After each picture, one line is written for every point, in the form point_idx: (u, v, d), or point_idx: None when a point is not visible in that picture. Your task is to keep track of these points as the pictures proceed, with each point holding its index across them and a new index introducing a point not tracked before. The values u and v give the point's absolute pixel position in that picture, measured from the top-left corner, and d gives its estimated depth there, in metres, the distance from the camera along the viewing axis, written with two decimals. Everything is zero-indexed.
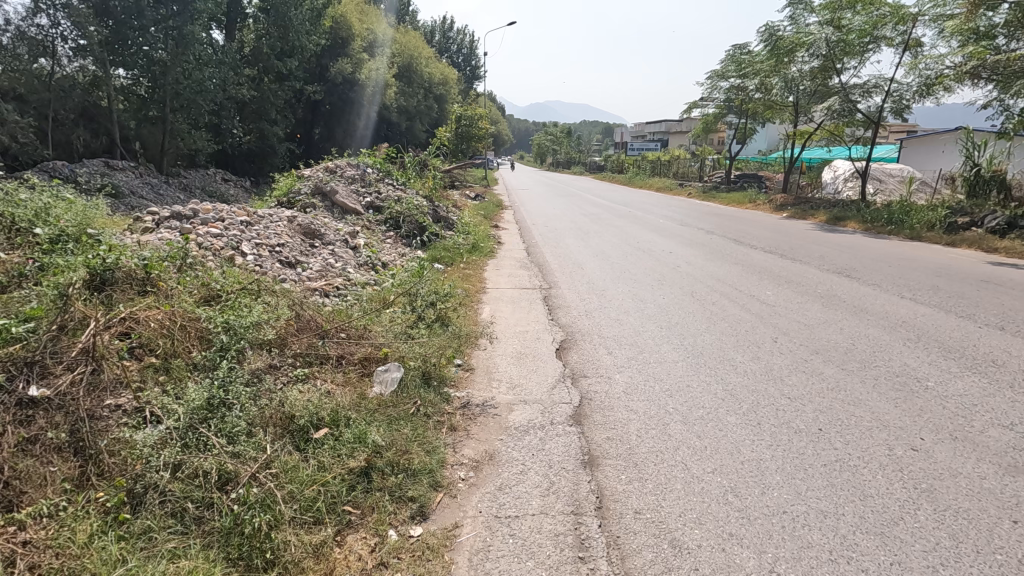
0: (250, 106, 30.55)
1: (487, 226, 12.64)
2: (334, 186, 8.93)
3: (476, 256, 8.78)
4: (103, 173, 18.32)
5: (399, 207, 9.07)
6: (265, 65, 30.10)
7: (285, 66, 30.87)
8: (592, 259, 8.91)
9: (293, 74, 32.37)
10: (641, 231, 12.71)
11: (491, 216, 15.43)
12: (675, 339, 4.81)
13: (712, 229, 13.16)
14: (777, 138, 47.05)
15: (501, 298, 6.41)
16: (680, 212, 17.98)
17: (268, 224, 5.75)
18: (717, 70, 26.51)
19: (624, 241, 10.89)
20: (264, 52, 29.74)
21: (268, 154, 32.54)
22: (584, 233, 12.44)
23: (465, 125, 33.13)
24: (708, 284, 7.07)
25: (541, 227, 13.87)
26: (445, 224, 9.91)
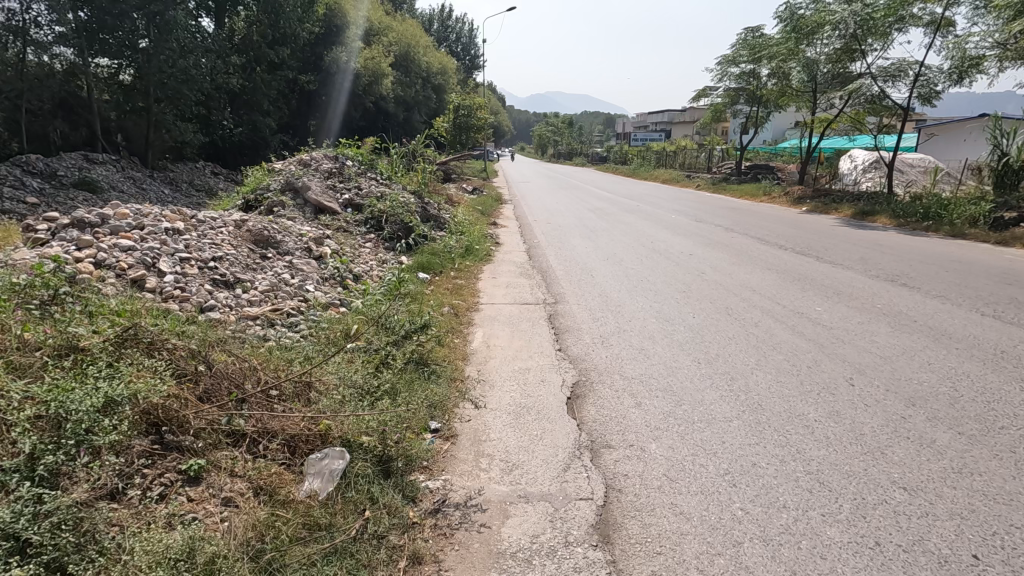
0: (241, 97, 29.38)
1: (484, 224, 11.51)
2: (308, 181, 7.84)
3: (468, 261, 7.68)
4: (80, 167, 17.23)
5: (382, 205, 7.95)
6: (256, 53, 28.93)
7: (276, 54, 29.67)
8: (601, 264, 7.82)
9: (286, 63, 31.20)
10: (653, 228, 11.57)
11: (489, 212, 14.31)
12: (720, 382, 3.73)
13: (731, 226, 12.02)
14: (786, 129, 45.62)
15: (495, 317, 5.30)
16: (691, 206, 16.82)
17: (207, 231, 4.66)
18: (727, 55, 25.26)
19: (636, 241, 9.78)
20: (255, 40, 28.60)
21: (259, 146, 31.32)
22: (590, 231, 11.34)
23: (463, 115, 31.88)
24: (742, 296, 5.96)
25: (542, 224, 12.74)
26: (436, 223, 8.79)
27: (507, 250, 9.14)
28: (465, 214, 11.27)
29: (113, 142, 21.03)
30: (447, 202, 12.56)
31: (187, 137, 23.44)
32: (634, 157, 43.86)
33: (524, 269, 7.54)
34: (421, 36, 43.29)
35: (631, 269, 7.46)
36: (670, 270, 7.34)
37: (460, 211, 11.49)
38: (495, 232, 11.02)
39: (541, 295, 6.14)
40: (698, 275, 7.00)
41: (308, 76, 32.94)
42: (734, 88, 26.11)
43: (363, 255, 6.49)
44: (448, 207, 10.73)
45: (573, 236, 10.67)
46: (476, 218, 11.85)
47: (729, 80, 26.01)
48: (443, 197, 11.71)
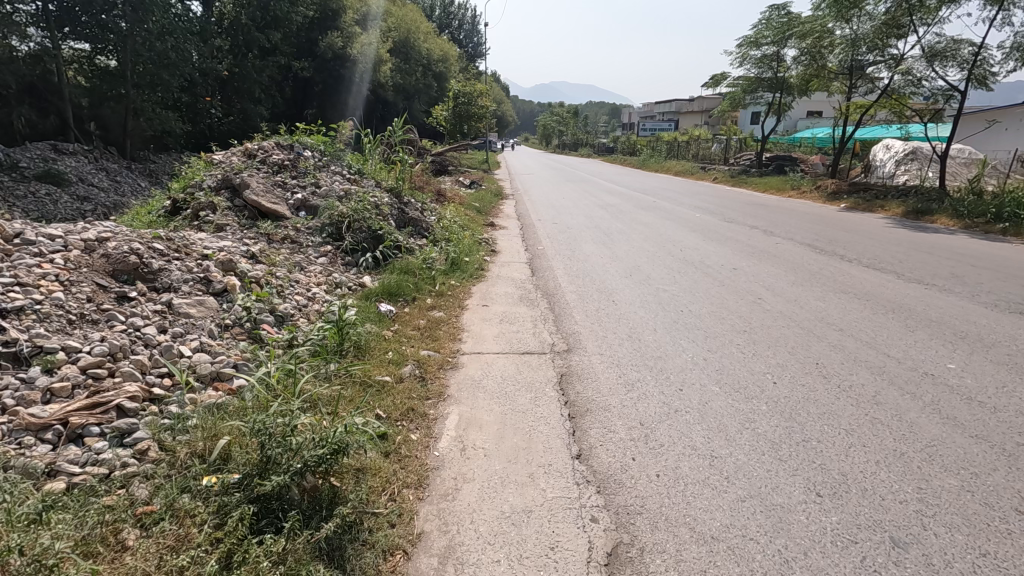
0: (231, 83, 27.69)
1: (477, 225, 9.80)
2: (249, 175, 6.15)
3: (452, 279, 6.02)
4: (46, 157, 15.54)
5: (345, 207, 6.27)
6: (245, 38, 27.30)
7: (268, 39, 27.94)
8: (622, 283, 6.14)
9: (278, 48, 29.43)
10: (678, 230, 9.82)
11: (487, 209, 12.57)
12: (881, 561, 2.04)
13: (765, 226, 10.31)
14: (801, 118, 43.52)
15: (481, 380, 3.62)
16: (713, 202, 15.08)
17: (23, 261, 3.00)
18: (748, 36, 23.29)
19: (661, 248, 8.10)
20: (243, 24, 27.00)
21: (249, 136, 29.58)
22: (601, 232, 9.66)
23: (463, 103, 30.05)
24: (829, 341, 4.25)
25: (546, 223, 11.06)
26: (416, 228, 7.09)
27: (503, 261, 7.47)
28: (456, 214, 9.57)
29: (84, 130, 19.12)
30: (435, 199, 10.85)
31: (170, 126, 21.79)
32: (643, 148, 41.82)
33: (525, 291, 5.88)
34: (421, 20, 41.27)
35: (661, 291, 5.79)
36: (713, 294, 5.64)
37: (450, 211, 9.78)
38: (490, 236, 9.31)
39: (547, 336, 4.45)
40: (753, 302, 5.30)
41: (301, 62, 31.14)
42: (755, 74, 24.16)
43: (304, 278, 4.81)
44: (435, 206, 9.01)
45: (582, 240, 8.97)
46: (468, 219, 10.16)
47: (749, 65, 24.05)
48: (429, 194, 9.98)
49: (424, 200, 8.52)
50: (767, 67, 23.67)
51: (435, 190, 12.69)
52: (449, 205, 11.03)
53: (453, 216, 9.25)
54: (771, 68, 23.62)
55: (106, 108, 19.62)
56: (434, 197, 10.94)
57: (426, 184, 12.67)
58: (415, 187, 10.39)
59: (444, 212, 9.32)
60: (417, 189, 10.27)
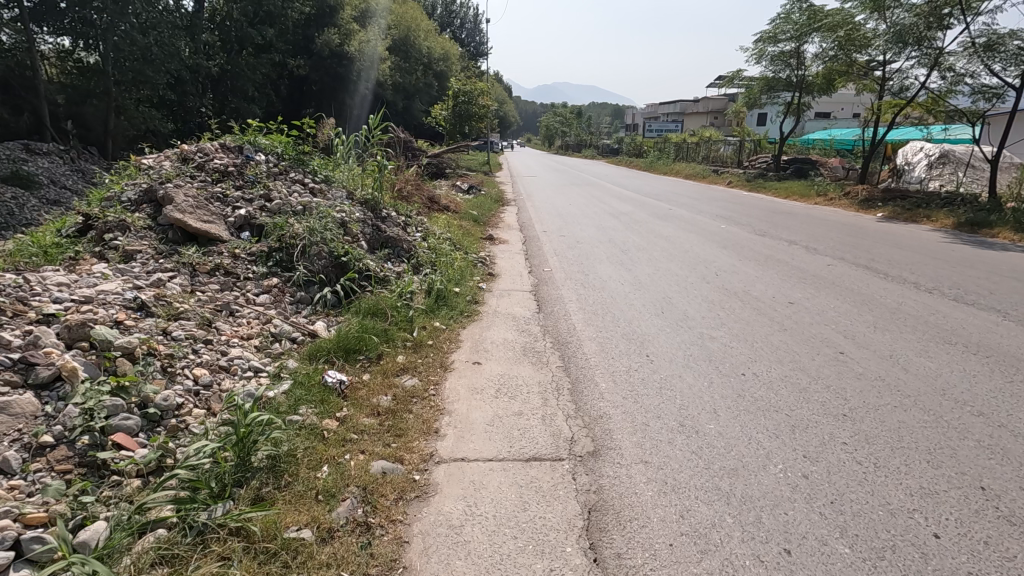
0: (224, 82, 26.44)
1: (471, 239, 8.46)
2: (177, 185, 4.80)
3: (436, 320, 4.70)
4: (17, 157, 14.18)
5: (302, 225, 4.95)
6: (236, 36, 26.17)
7: (261, 35, 26.71)
8: (652, 324, 4.80)
9: (273, 45, 28.19)
10: (707, 246, 8.48)
11: (486, 219, 11.25)
12: None
13: (803, 241, 8.96)
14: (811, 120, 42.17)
15: (461, 526, 2.25)
16: (733, 209, 13.74)
17: None
18: (766, 31, 21.94)
19: (691, 272, 6.77)
20: (234, 21, 25.88)
21: None
22: (617, 248, 8.35)
23: (463, 102, 28.77)
24: (977, 437, 2.92)
25: (551, 235, 9.74)
26: (395, 248, 5.74)
27: (502, 287, 6.15)
28: (447, 227, 8.22)
29: (60, 129, 17.76)
30: (424, 209, 9.53)
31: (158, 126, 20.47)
32: (649, 149, 40.47)
33: (529, 338, 4.53)
34: (421, 17, 39.99)
35: (707, 340, 4.43)
36: (776, 345, 4.30)
37: (439, 223, 8.44)
38: (487, 253, 7.98)
39: (562, 425, 3.10)
40: (834, 361, 3.97)
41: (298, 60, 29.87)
42: (772, 71, 22.79)
43: (223, 335, 3.47)
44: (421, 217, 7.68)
45: (596, 258, 7.66)
46: (463, 232, 8.83)
47: (766, 62, 22.70)
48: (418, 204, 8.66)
49: (409, 211, 7.17)
50: (786, 65, 22.34)
51: (426, 196, 11.36)
52: (441, 215, 9.75)
53: (444, 229, 7.92)
54: (790, 65, 22.28)
55: (85, 107, 18.35)
56: (423, 206, 9.60)
57: (416, 190, 11.36)
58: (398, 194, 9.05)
59: (433, 224, 8.00)
60: (401, 197, 8.94)
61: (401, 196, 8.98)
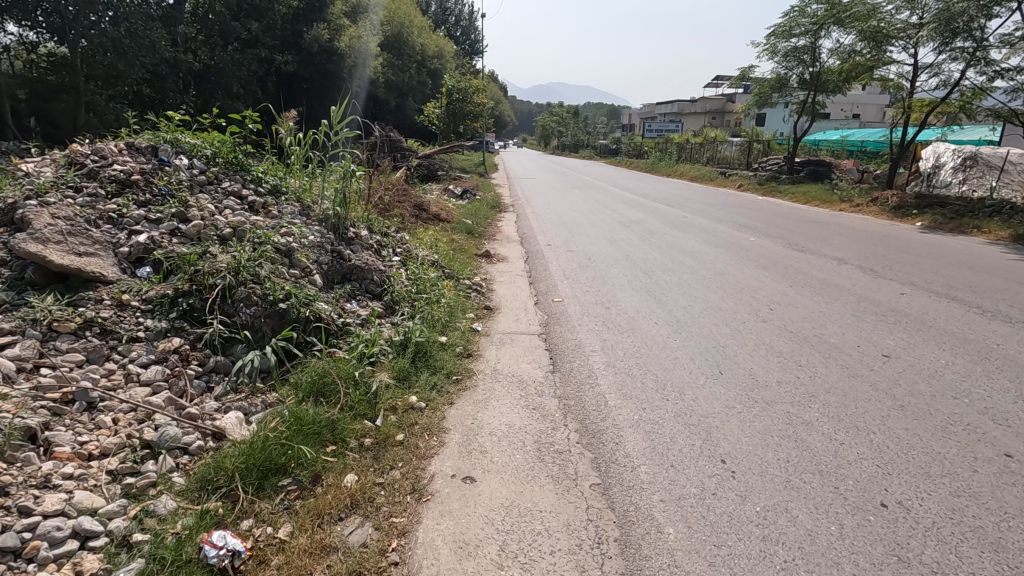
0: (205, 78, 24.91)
1: (463, 258, 7.08)
2: (44, 202, 3.39)
3: (410, 393, 3.34)
4: None
5: (227, 258, 3.55)
6: (219, 29, 24.59)
7: (246, 29, 25.22)
8: (711, 398, 3.46)
9: (260, 40, 26.66)
10: (743, 267, 7.16)
11: (481, 231, 9.89)
12: None
13: (853, 259, 7.65)
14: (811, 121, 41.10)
15: None
16: (753, 217, 12.46)
17: None
18: (779, 25, 20.72)
19: (738, 305, 5.44)
20: (217, 14, 24.35)
21: None
22: (638, 270, 7.02)
23: (457, 99, 27.41)
24: None
25: (557, 251, 8.40)
26: (358, 282, 4.36)
27: (502, 328, 4.80)
28: (435, 244, 6.83)
29: (24, 128, 16.31)
30: (408, 223, 8.14)
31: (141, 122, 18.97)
32: (649, 150, 39.20)
33: (545, 422, 3.18)
34: (415, 12, 38.50)
35: (799, 430, 3.08)
36: (903, 441, 2.95)
37: (423, 238, 7.04)
38: (482, 276, 6.61)
39: None
40: (1011, 477, 2.62)
41: (285, 56, 28.33)
42: (783, 67, 21.67)
43: (40, 468, 2.14)
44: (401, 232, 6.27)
45: (615, 283, 6.35)
46: (452, 248, 7.43)
47: (779, 58, 21.48)
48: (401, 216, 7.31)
49: (385, 227, 5.77)
50: (798, 62, 21.18)
51: (411, 204, 9.94)
52: (427, 227, 8.35)
53: (430, 247, 6.50)
54: (803, 61, 21.09)
55: (53, 103, 16.85)
56: (406, 218, 8.20)
57: (399, 198, 9.93)
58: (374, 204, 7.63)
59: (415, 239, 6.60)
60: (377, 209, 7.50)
61: (378, 208, 7.55)
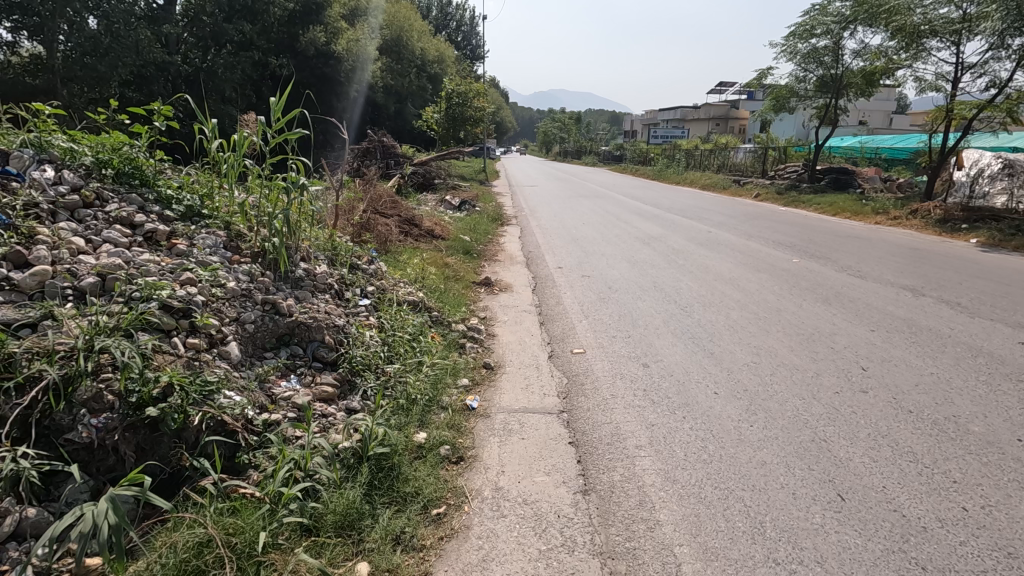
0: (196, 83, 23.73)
1: (457, 290, 5.79)
2: None
3: (358, 561, 2.03)
4: None
5: (76, 339, 2.19)
6: (211, 31, 23.43)
7: (239, 30, 24.01)
8: (852, 563, 2.14)
9: (254, 43, 25.47)
10: (801, 300, 5.87)
11: (482, 251, 8.60)
12: None
13: (929, 289, 6.37)
14: None
15: None
16: (785, 232, 11.19)
17: None
18: (798, 25, 19.51)
19: (817, 363, 4.12)
20: (209, 15, 23.18)
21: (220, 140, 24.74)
22: (673, 304, 5.71)
23: (457, 104, 26.29)
24: None
25: (567, 277, 7.10)
26: (298, 347, 3.05)
27: (508, 404, 3.49)
28: (423, 273, 5.55)
29: None
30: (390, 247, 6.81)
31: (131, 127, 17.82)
32: (655, 157, 37.97)
33: None
34: (415, 16, 37.36)
35: None
36: None
37: (406, 268, 5.73)
38: (479, 314, 5.30)
39: None
40: None
41: (281, 59, 27.07)
42: (801, 69, 20.43)
43: None
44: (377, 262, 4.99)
45: (648, 326, 5.04)
46: (443, 276, 6.13)
47: (797, 61, 20.24)
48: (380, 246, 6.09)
49: (353, 257, 4.48)
50: (818, 64, 19.93)
51: (396, 221, 8.60)
52: (413, 250, 7.02)
53: (415, 280, 5.19)
54: (823, 63, 19.84)
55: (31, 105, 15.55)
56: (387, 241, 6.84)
57: (382, 214, 8.60)
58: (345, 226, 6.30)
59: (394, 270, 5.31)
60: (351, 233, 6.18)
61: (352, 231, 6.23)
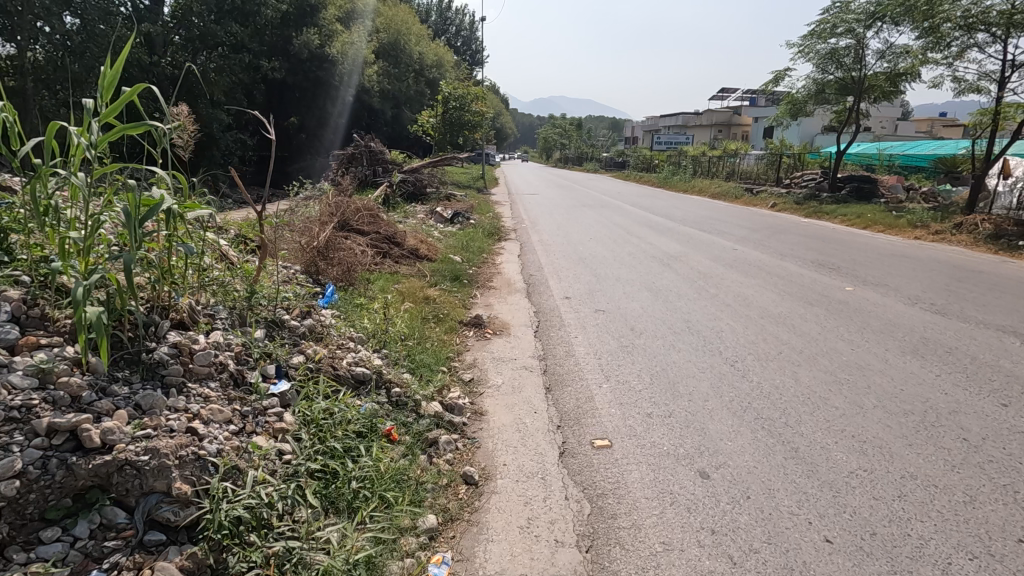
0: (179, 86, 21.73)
1: (434, 338, 4.45)
2: None
3: None
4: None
5: None
6: (199, 33, 21.30)
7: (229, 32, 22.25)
8: None
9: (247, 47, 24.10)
10: (882, 351, 4.52)
11: (476, 276, 7.28)
12: None
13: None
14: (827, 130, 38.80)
15: None
16: (818, 249, 9.89)
17: None
18: (817, 25, 18.33)
19: (962, 474, 2.76)
20: (198, 14, 21.10)
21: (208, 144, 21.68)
22: (718, 359, 4.37)
23: (455, 108, 25.07)
24: None
25: (577, 312, 5.76)
26: (115, 512, 1.71)
27: (495, 568, 2.14)
28: (388, 321, 4.20)
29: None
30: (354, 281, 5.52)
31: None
32: (659, 163, 36.78)
33: None
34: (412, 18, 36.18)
35: None
36: None
37: (365, 312, 4.40)
38: (462, 374, 3.96)
39: None
40: None
41: (273, 61, 25.70)
42: (819, 71, 19.17)
43: None
44: (319, 310, 3.66)
45: (692, 397, 3.69)
46: (419, 318, 4.80)
47: (814, 62, 19.04)
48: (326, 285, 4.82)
49: (274, 309, 3.12)
50: (838, 65, 18.71)
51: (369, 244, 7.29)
52: (383, 285, 5.72)
53: (374, 332, 3.86)
54: (843, 65, 18.58)
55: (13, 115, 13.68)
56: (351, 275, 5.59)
57: (353, 236, 7.28)
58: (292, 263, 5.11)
59: (346, 319, 3.98)
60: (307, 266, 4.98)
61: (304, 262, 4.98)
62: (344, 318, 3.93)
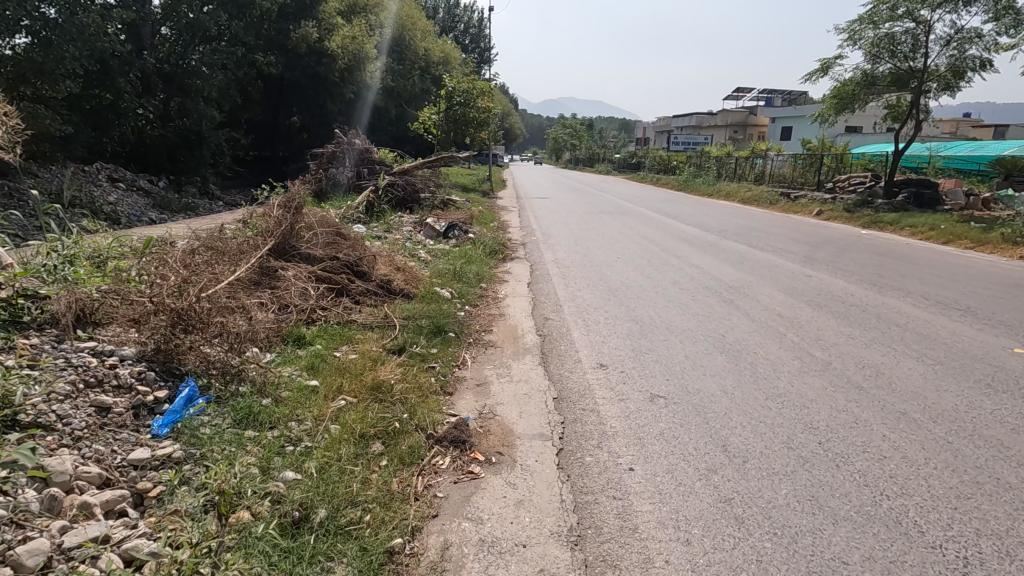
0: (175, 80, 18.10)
1: (371, 505, 2.34)
2: None
3: None
4: None
5: None
6: (189, 23, 17.70)
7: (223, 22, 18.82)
8: None
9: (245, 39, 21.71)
10: None
11: (472, 323, 5.20)
12: None
13: None
14: (854, 130, 36.45)
15: None
16: (914, 275, 7.70)
17: None
18: (871, 5, 15.96)
19: None
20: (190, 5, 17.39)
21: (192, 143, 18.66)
22: (938, 562, 2.19)
23: (460, 104, 22.95)
24: None
25: (625, 403, 3.60)
26: None
27: None
28: (263, 512, 2.10)
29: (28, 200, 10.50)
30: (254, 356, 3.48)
31: (78, 130, 14.39)
32: (678, 166, 34.37)
33: None
34: (417, 11, 34.08)
35: None
36: None
37: (231, 467, 2.32)
38: None
39: None
40: None
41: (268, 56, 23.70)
42: (870, 60, 16.76)
43: None
44: (2, 565, 1.66)
45: None
46: (351, 446, 2.72)
47: (862, 50, 16.68)
48: (196, 392, 2.71)
49: None
50: (892, 54, 16.33)
51: (313, 278, 5.23)
52: (310, 360, 3.65)
53: (199, 573, 1.80)
54: (898, 54, 16.28)
55: None
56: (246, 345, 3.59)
57: (294, 267, 5.25)
58: (132, 329, 3.07)
59: (142, 532, 1.92)
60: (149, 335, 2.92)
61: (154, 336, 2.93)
62: (131, 529, 1.93)
